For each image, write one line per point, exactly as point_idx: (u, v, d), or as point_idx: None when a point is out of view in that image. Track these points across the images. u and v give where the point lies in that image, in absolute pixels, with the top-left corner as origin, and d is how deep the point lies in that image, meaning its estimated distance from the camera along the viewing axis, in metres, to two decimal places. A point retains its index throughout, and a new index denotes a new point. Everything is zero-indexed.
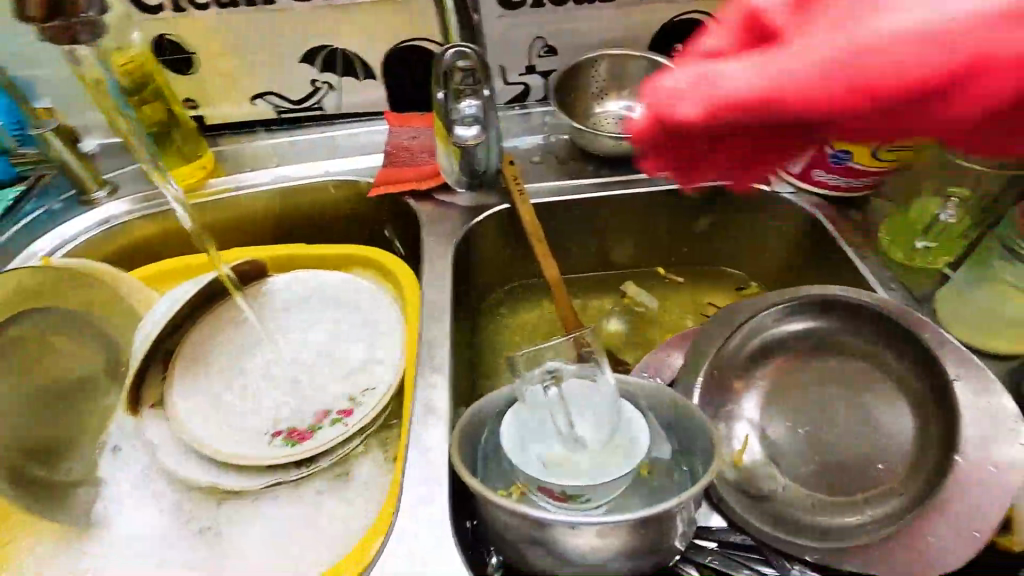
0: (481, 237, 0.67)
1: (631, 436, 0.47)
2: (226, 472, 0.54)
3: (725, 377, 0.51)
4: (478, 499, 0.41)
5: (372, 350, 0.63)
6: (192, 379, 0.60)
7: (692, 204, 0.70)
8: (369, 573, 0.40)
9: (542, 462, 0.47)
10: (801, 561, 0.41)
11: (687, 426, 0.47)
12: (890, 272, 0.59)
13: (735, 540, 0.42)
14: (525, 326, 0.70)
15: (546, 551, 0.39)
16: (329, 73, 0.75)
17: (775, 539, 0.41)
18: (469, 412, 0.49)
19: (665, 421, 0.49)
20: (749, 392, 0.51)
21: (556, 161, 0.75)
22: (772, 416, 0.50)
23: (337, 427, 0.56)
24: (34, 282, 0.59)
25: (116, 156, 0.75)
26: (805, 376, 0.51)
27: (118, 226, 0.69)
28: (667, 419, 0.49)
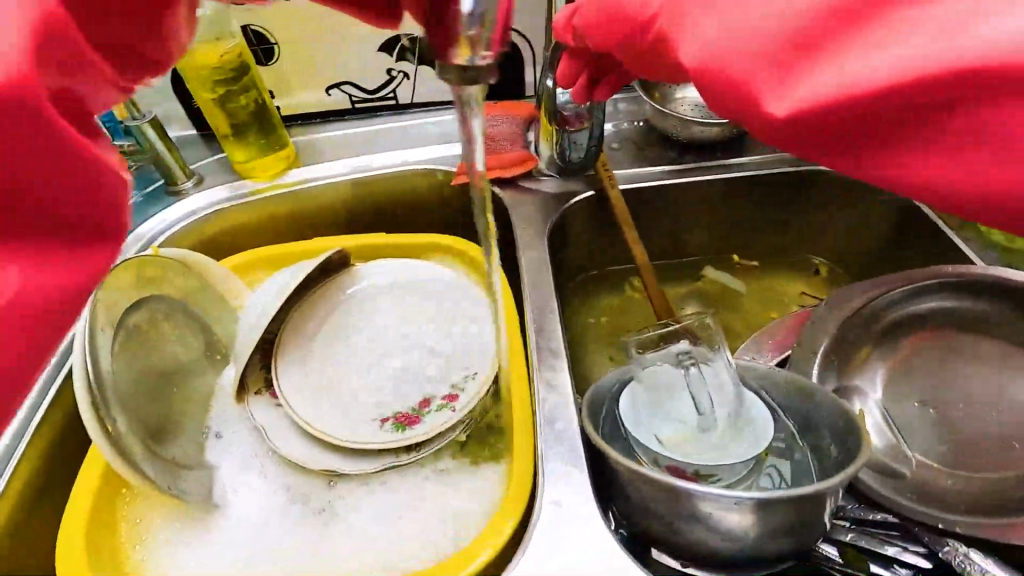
0: (569, 223, 0.67)
1: (753, 415, 0.47)
2: (336, 456, 0.55)
3: (858, 355, 0.52)
4: (623, 479, 0.41)
5: (465, 336, 0.63)
6: (292, 365, 0.61)
7: (775, 189, 0.70)
8: (519, 554, 0.41)
9: (664, 442, 0.47)
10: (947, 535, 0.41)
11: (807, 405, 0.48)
12: (993, 254, 0.58)
13: (873, 518, 0.43)
14: (608, 312, 0.71)
15: (697, 527, 0.39)
16: (406, 62, 0.76)
17: (916, 513, 0.42)
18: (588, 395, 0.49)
19: (782, 403, 0.49)
20: (875, 370, 0.52)
21: (633, 147, 0.74)
22: (891, 396, 0.51)
23: (445, 413, 0.57)
24: (152, 267, 0.57)
25: (197, 147, 0.77)
26: (941, 352, 0.52)
27: (206, 216, 0.70)
28: (785, 401, 0.49)
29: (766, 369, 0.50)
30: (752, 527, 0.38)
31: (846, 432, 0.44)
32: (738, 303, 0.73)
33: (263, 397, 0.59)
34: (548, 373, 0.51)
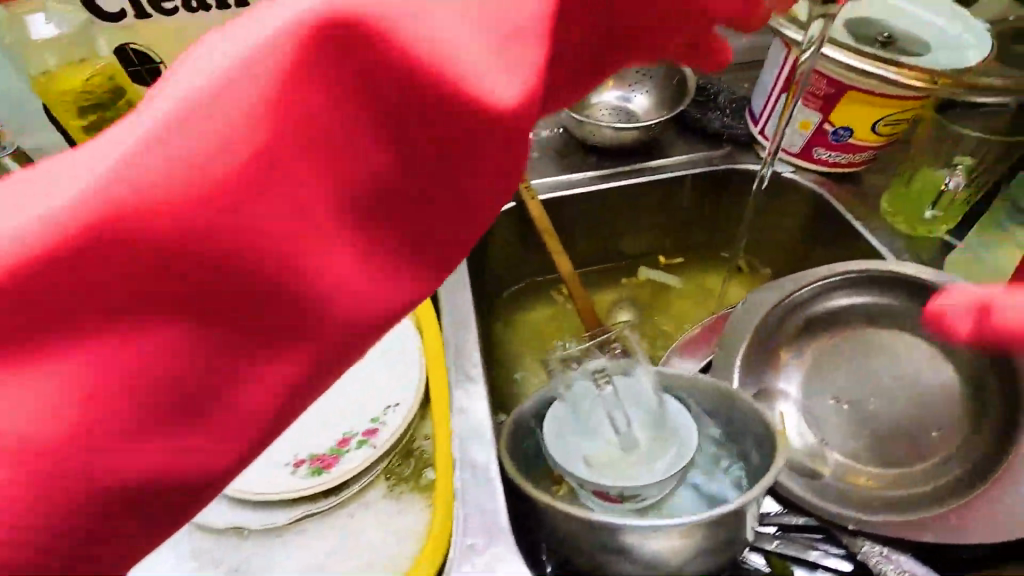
0: (489, 238, 0.65)
1: (677, 427, 0.46)
2: (246, 510, 0.51)
3: (771, 355, 0.53)
4: (541, 514, 0.39)
5: (386, 364, 0.59)
6: None
7: (693, 189, 0.71)
8: None
9: (591, 464, 0.45)
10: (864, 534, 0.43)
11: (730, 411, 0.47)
12: (898, 243, 0.60)
13: (794, 522, 0.44)
14: (538, 324, 0.70)
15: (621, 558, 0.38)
16: None
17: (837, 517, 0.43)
18: (509, 426, 0.45)
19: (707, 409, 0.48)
20: (789, 368, 0.54)
21: (554, 153, 0.72)
22: (807, 393, 0.53)
23: (364, 450, 0.53)
24: None
25: None
26: (847, 348, 0.54)
27: None
28: (710, 406, 0.47)
29: (691, 376, 0.47)
30: (671, 553, 0.38)
31: (766, 440, 0.43)
32: (667, 304, 0.73)
33: None
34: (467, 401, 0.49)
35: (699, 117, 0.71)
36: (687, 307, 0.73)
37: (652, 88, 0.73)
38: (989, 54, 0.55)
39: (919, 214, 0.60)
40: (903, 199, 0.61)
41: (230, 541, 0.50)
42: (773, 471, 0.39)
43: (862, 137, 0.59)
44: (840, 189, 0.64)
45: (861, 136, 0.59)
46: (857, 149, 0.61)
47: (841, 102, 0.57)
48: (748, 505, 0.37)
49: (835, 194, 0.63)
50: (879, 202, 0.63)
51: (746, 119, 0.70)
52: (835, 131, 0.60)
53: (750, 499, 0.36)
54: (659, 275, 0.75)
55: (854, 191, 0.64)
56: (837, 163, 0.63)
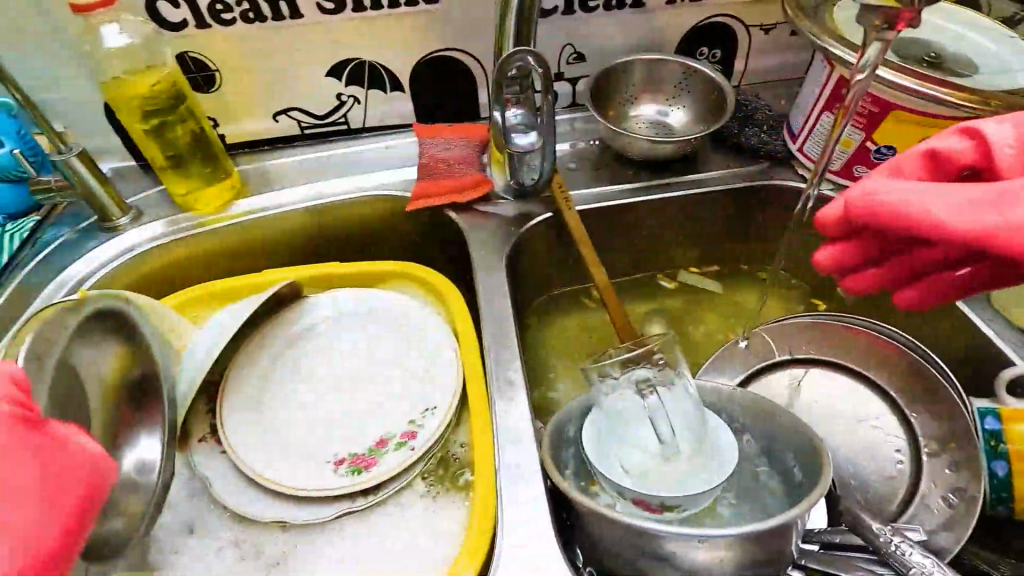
0: (527, 246, 0.67)
1: (718, 443, 0.46)
2: (291, 508, 0.52)
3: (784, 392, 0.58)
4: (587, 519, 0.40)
5: (422, 371, 0.60)
6: (239, 409, 0.58)
7: (727, 203, 0.71)
8: None
9: (627, 472, 0.45)
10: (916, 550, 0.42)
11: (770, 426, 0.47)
12: None
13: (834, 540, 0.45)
14: (570, 334, 0.70)
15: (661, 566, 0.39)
16: (355, 86, 0.74)
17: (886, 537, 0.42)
18: (550, 428, 0.47)
19: (744, 422, 0.49)
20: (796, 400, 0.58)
21: (591, 166, 0.74)
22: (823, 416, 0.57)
23: (402, 452, 0.54)
24: None
25: (136, 178, 0.73)
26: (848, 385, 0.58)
27: (146, 253, 0.68)
28: (747, 420, 0.48)
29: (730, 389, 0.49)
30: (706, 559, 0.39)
31: (805, 454, 0.44)
32: (699, 316, 0.73)
33: (209, 445, 0.56)
34: (507, 407, 0.52)
35: (736, 132, 0.72)
36: (718, 321, 0.73)
37: (690, 102, 0.74)
38: None
39: None
40: None
41: (269, 535, 0.51)
42: (819, 488, 0.39)
43: None
44: None
45: None
46: None
47: (885, 121, 0.57)
48: (796, 521, 0.37)
49: None
50: None
51: (784, 136, 0.70)
52: (878, 149, 0.59)
53: (797, 515, 0.37)
54: (694, 282, 0.76)
55: None
56: None
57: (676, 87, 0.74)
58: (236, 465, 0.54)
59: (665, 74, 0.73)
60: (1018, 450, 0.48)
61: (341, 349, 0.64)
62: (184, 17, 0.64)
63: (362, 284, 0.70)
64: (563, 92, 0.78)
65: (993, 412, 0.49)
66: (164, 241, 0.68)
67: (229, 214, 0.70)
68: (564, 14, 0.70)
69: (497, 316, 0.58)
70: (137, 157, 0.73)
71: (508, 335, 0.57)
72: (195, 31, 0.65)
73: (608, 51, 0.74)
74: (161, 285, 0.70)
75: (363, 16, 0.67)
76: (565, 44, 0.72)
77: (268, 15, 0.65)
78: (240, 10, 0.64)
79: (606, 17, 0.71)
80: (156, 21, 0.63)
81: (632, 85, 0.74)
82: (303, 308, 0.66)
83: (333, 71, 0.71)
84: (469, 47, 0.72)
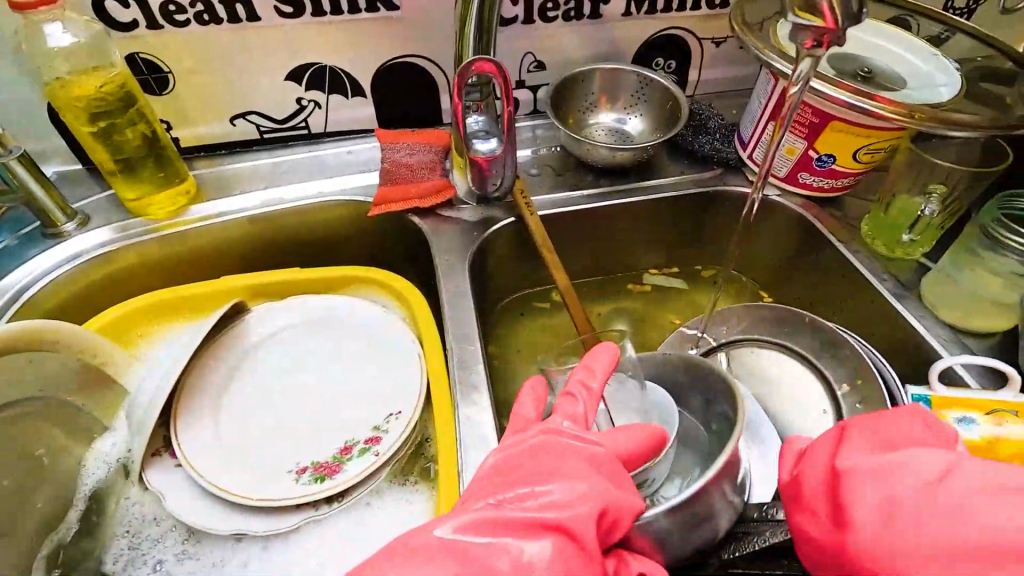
0: (490, 250, 0.67)
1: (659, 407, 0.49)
2: (251, 518, 0.51)
3: None
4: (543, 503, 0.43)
5: (386, 374, 0.60)
6: (194, 420, 0.56)
7: (682, 209, 0.74)
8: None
9: None
10: None
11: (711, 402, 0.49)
12: (879, 264, 0.63)
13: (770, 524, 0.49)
14: (533, 336, 0.71)
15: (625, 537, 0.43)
16: (316, 91, 0.73)
17: None
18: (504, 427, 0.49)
19: (685, 380, 0.52)
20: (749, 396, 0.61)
21: (552, 172, 0.76)
22: None
23: (366, 457, 0.54)
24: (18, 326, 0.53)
25: (82, 183, 0.70)
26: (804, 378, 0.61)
27: (95, 260, 0.65)
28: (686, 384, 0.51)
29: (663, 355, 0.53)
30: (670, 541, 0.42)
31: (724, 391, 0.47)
32: (658, 316, 0.76)
33: (162, 458, 0.54)
34: (470, 409, 0.52)
35: (691, 141, 0.74)
36: (676, 321, 0.75)
37: (646, 111, 0.76)
38: (958, 92, 0.59)
39: (898, 236, 0.63)
40: (882, 223, 0.64)
41: (228, 548, 0.50)
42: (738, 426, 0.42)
43: (842, 164, 0.63)
44: (823, 213, 0.67)
45: (842, 163, 0.62)
46: (840, 175, 0.64)
47: (825, 131, 0.60)
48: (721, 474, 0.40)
49: (819, 217, 0.67)
50: (859, 226, 0.66)
51: (734, 145, 0.74)
52: (819, 157, 0.63)
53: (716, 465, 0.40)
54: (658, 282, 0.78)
55: (833, 213, 0.68)
56: (821, 187, 0.66)
57: (633, 96, 0.76)
58: (190, 477, 0.53)
59: (623, 83, 0.75)
60: None
61: (303, 355, 0.63)
62: (135, 17, 0.62)
63: (324, 289, 0.69)
64: (524, 100, 0.79)
65: (926, 397, 0.48)
66: (113, 247, 0.66)
67: (183, 220, 0.69)
68: (525, 23, 0.71)
69: (460, 320, 0.59)
70: (83, 161, 0.71)
71: (471, 339, 0.58)
72: (146, 32, 0.63)
73: (566, 60, 0.76)
74: (111, 293, 0.68)
75: (323, 21, 0.67)
76: (525, 54, 0.74)
77: (224, 17, 0.64)
78: (194, 11, 0.63)
79: (565, 27, 0.73)
80: (105, 20, 0.61)
81: (591, 94, 0.76)
82: (261, 315, 0.65)
83: (292, 74, 0.71)
84: (430, 55, 0.72)
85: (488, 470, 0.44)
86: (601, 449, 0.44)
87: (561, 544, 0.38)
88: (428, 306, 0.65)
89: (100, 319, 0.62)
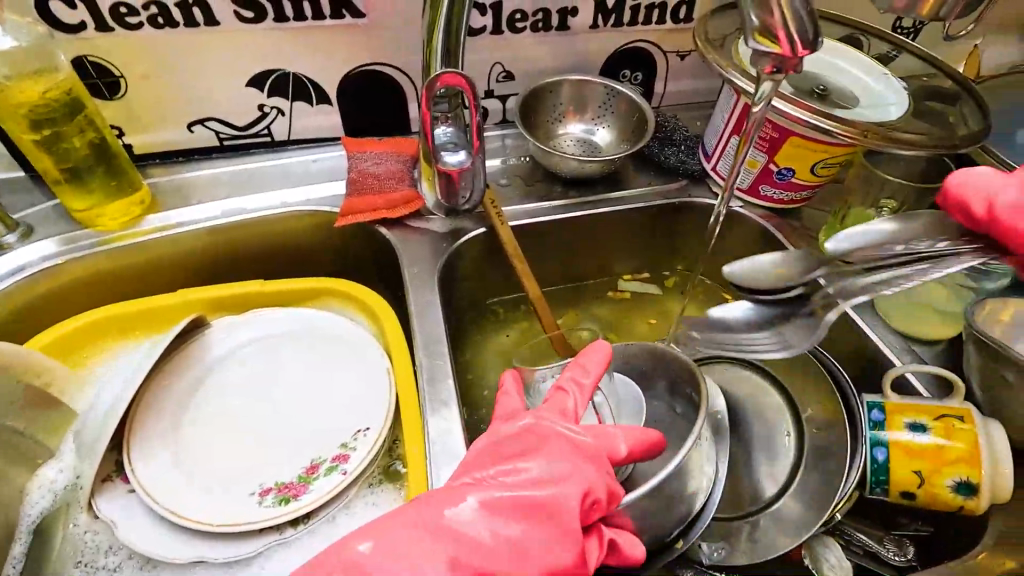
0: (459, 261, 0.67)
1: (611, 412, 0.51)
2: (212, 545, 0.49)
3: None
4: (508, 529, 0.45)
5: (356, 390, 0.59)
6: (150, 442, 0.54)
7: (649, 218, 0.75)
8: None
9: None
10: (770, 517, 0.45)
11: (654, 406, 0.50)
12: None
13: (715, 555, 0.49)
14: (504, 346, 0.71)
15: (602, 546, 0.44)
16: (279, 98, 0.71)
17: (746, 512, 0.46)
18: None
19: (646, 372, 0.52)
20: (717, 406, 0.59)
21: (522, 182, 0.76)
22: None
23: (334, 476, 0.52)
24: None
25: (26, 190, 0.67)
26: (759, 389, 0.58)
27: (40, 273, 0.62)
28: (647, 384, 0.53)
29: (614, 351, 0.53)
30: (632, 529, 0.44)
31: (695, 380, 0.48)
32: (628, 323, 0.77)
33: (114, 483, 0.52)
34: (441, 425, 0.52)
35: (657, 152, 0.76)
36: (645, 328, 0.76)
37: (614, 122, 0.77)
38: (907, 110, 0.62)
39: None
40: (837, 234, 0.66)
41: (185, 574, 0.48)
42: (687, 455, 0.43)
43: (801, 177, 0.65)
44: (783, 224, 0.69)
45: (800, 177, 0.65)
46: (798, 188, 0.67)
47: (785, 146, 0.62)
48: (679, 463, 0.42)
49: (779, 228, 0.69)
50: (817, 237, 0.68)
51: (699, 157, 0.75)
52: (779, 170, 0.65)
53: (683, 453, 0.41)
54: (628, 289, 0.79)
55: (793, 224, 0.70)
56: (782, 199, 0.68)
57: (600, 107, 0.77)
58: (146, 503, 0.50)
59: (590, 95, 0.76)
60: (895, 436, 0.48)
61: (271, 368, 0.61)
62: (83, 19, 0.59)
63: (289, 302, 0.67)
64: (493, 109, 0.79)
65: (879, 403, 0.49)
66: (60, 260, 0.62)
67: (138, 230, 0.66)
68: (493, 34, 0.71)
69: (429, 333, 0.58)
70: (26, 168, 0.67)
71: (441, 353, 0.57)
72: (95, 34, 0.60)
73: (536, 70, 0.76)
74: (59, 307, 0.64)
75: (285, 27, 0.65)
76: (494, 64, 0.74)
77: (180, 21, 0.62)
78: (148, 14, 0.60)
79: (533, 38, 0.73)
80: (50, 22, 0.58)
81: (559, 105, 0.76)
82: (223, 329, 0.63)
83: (253, 80, 0.69)
84: (398, 63, 0.71)
85: (478, 453, 0.45)
86: (590, 440, 0.45)
87: (534, 525, 0.40)
88: (397, 318, 0.64)
89: (46, 336, 0.59)
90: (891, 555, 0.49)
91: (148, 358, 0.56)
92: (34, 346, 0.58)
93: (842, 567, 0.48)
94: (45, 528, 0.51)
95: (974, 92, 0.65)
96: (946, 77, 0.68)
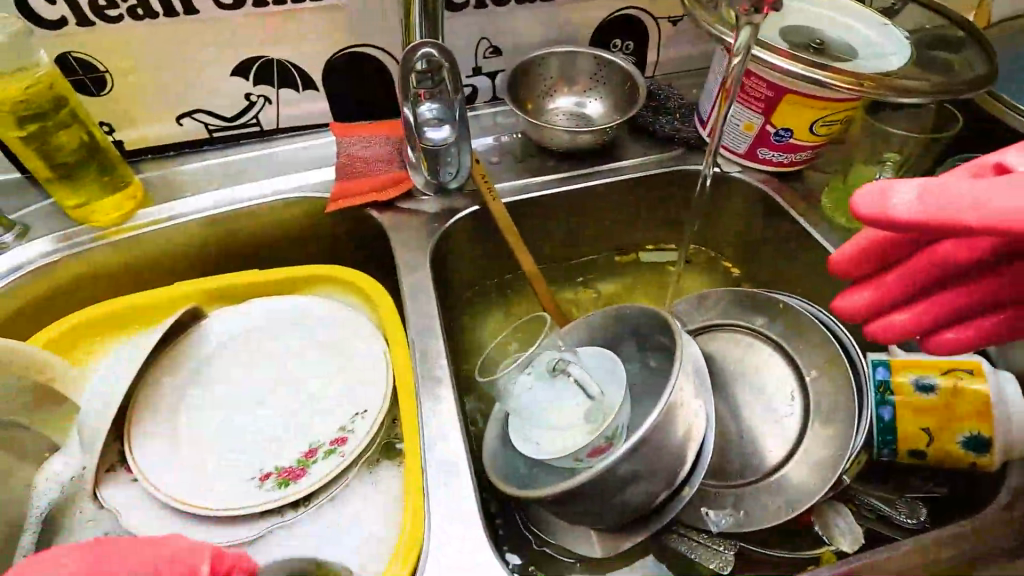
0: (453, 240, 0.66)
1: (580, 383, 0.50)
2: (214, 529, 0.50)
3: None
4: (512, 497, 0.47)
5: (350, 373, 0.59)
6: (153, 429, 0.55)
7: (644, 190, 0.74)
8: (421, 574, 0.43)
9: (539, 447, 0.49)
10: (706, 450, 0.47)
11: (607, 367, 0.52)
12: (838, 235, 0.63)
13: (722, 522, 0.49)
14: (501, 325, 0.71)
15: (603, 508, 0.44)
16: (265, 86, 0.71)
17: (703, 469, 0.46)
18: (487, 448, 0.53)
19: (617, 334, 0.56)
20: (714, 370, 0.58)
21: (514, 159, 0.75)
22: None
23: (333, 458, 0.53)
24: None
25: (20, 191, 0.67)
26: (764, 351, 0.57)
27: (37, 270, 0.63)
28: (622, 338, 0.55)
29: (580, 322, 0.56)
30: (637, 495, 0.44)
31: (666, 328, 0.50)
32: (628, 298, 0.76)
33: (118, 473, 0.53)
34: (434, 404, 0.51)
35: (651, 121, 0.74)
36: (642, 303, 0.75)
37: (605, 93, 0.75)
38: (908, 60, 0.60)
39: None
40: (840, 194, 0.65)
41: None
42: (691, 405, 0.45)
43: (800, 137, 0.63)
44: (784, 187, 0.67)
45: (799, 137, 0.62)
46: (797, 149, 0.64)
47: (781, 105, 0.60)
48: (658, 422, 0.42)
49: (779, 191, 0.67)
50: (821, 198, 0.66)
51: (695, 123, 0.73)
52: (776, 131, 0.63)
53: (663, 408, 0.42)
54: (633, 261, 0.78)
55: (794, 187, 0.68)
56: (781, 162, 0.66)
57: (591, 78, 0.75)
58: (146, 490, 0.51)
59: (579, 66, 0.74)
60: (903, 391, 0.47)
61: (271, 353, 0.62)
62: (63, 14, 0.59)
63: (284, 291, 0.67)
64: (481, 87, 0.78)
65: (885, 361, 0.49)
66: (59, 256, 0.63)
67: (134, 224, 0.67)
68: (476, 8, 0.69)
69: (423, 313, 0.58)
70: (21, 169, 0.67)
71: (433, 331, 0.57)
72: (76, 30, 0.60)
73: (523, 44, 0.75)
74: (59, 304, 0.65)
75: (264, 12, 0.64)
76: (480, 39, 0.72)
77: (159, 11, 0.61)
78: (127, 6, 0.60)
79: (519, 10, 0.71)
80: (30, 19, 0.58)
81: (548, 78, 0.75)
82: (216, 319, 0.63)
83: (238, 69, 0.68)
84: (382, 44, 0.70)
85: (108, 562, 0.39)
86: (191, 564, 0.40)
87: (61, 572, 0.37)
88: (390, 298, 0.64)
89: (46, 334, 0.60)
90: (904, 519, 0.49)
91: (144, 350, 0.57)
92: (35, 342, 0.59)
93: (853, 533, 0.48)
94: (56, 515, 0.52)
95: (982, 38, 0.62)
96: (954, 27, 0.65)
